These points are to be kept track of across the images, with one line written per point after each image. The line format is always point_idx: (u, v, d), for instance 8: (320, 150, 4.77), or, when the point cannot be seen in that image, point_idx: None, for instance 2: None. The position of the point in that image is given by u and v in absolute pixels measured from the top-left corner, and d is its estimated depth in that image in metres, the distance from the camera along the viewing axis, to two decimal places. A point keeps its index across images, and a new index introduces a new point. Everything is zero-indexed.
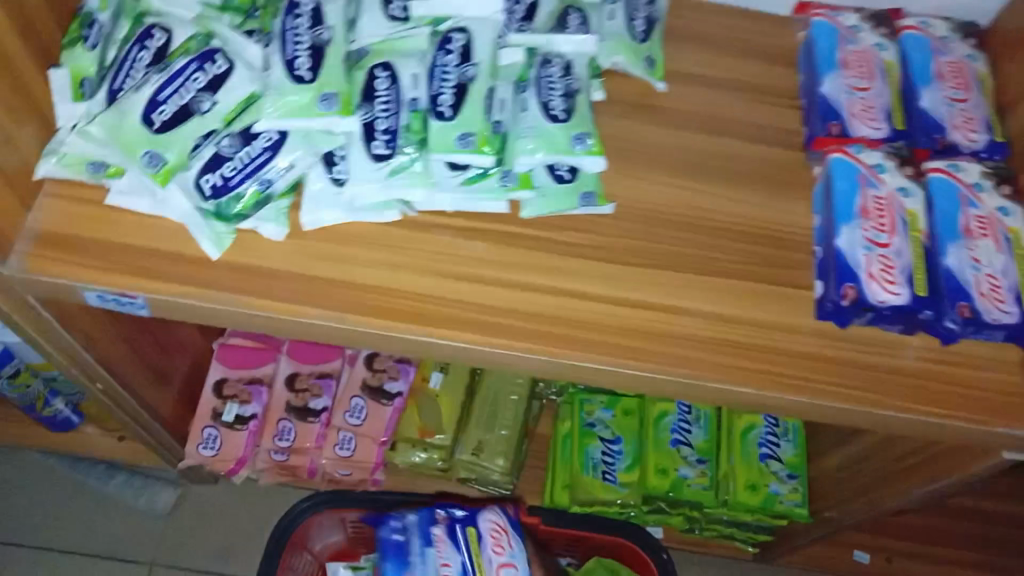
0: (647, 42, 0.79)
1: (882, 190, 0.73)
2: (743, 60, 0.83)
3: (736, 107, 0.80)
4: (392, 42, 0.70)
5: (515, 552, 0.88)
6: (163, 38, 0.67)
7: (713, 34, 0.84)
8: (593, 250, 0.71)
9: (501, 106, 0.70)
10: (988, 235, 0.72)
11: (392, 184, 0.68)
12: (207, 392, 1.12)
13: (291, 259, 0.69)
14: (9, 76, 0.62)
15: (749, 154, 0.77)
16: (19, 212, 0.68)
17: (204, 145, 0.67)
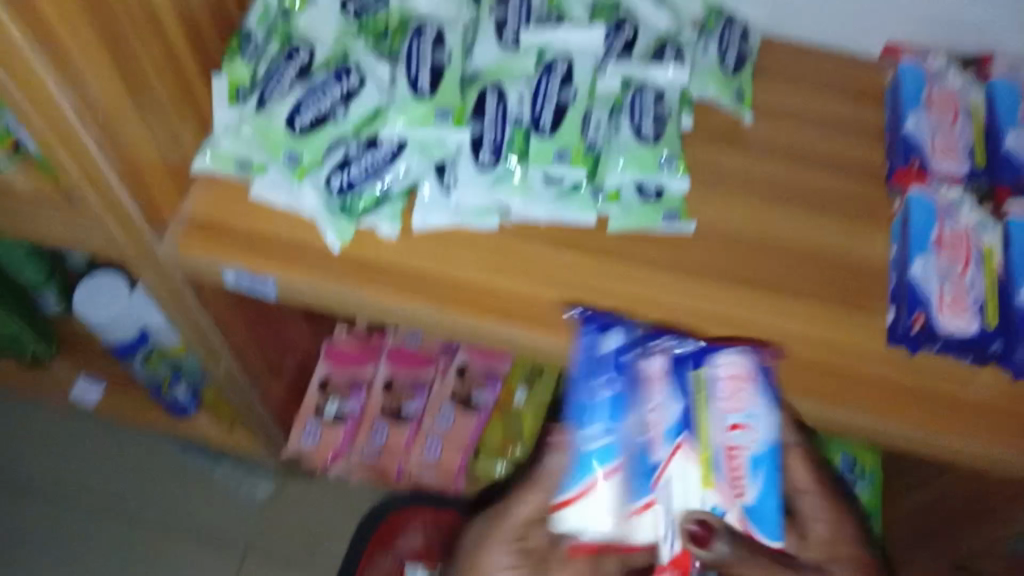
0: (737, 76, 0.85)
1: (958, 223, 0.76)
2: (831, 97, 0.87)
3: (824, 144, 0.84)
4: (498, 69, 0.77)
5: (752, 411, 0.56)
6: (306, 55, 0.77)
7: (802, 73, 0.89)
8: (674, 264, 0.77)
9: (594, 128, 0.77)
10: None
11: (494, 192, 0.75)
12: (313, 390, 1.20)
13: (403, 254, 0.77)
14: (177, 79, 0.74)
15: (830, 185, 0.82)
16: (176, 196, 0.79)
17: (336, 149, 0.75)
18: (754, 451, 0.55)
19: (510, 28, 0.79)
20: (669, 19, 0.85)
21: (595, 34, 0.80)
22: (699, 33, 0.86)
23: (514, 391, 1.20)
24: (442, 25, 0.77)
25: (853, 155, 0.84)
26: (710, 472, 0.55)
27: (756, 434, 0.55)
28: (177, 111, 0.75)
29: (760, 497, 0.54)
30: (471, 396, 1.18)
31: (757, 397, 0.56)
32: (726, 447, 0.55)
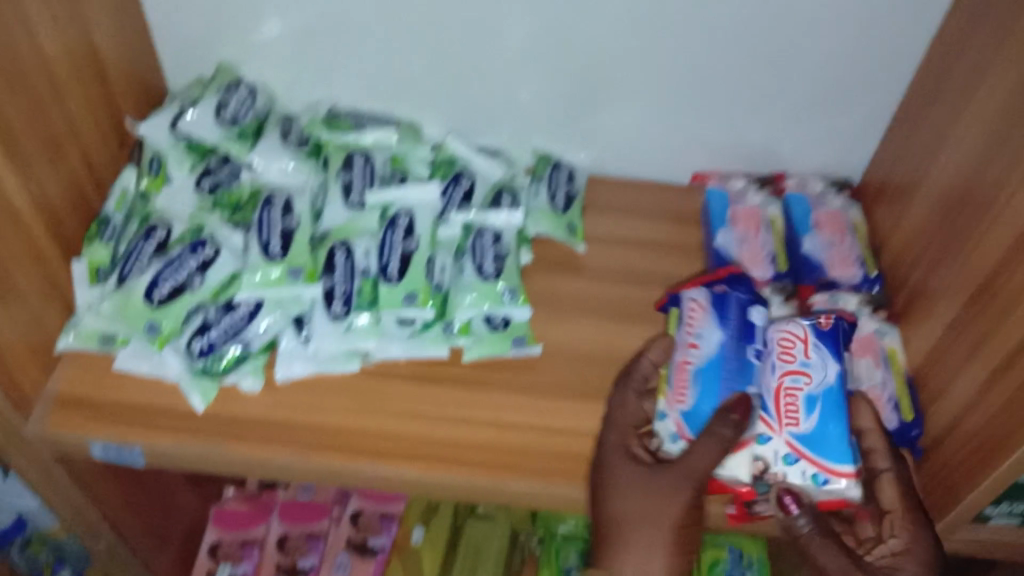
0: (568, 213, 0.96)
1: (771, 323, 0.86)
2: (653, 223, 0.99)
3: (651, 264, 0.95)
4: (345, 228, 0.85)
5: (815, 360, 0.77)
6: (164, 232, 0.84)
7: (626, 204, 1.01)
8: (529, 386, 0.84)
9: (438, 271, 0.85)
10: (866, 355, 0.85)
11: (350, 338, 0.82)
12: (202, 558, 1.17)
13: (266, 407, 0.81)
14: (39, 267, 0.78)
15: (659, 299, 0.92)
16: (42, 376, 0.81)
17: (194, 315, 0.81)
18: (815, 391, 0.76)
19: (355, 189, 0.88)
20: (500, 170, 0.96)
21: (431, 188, 0.89)
22: (529, 180, 0.98)
23: (411, 531, 1.17)
24: (289, 195, 0.86)
25: (677, 271, 0.94)
26: (758, 407, 0.76)
27: (814, 376, 0.76)
28: (38, 294, 0.78)
29: (821, 427, 0.74)
30: (367, 541, 1.16)
31: (818, 354, 0.77)
32: (788, 389, 0.76)
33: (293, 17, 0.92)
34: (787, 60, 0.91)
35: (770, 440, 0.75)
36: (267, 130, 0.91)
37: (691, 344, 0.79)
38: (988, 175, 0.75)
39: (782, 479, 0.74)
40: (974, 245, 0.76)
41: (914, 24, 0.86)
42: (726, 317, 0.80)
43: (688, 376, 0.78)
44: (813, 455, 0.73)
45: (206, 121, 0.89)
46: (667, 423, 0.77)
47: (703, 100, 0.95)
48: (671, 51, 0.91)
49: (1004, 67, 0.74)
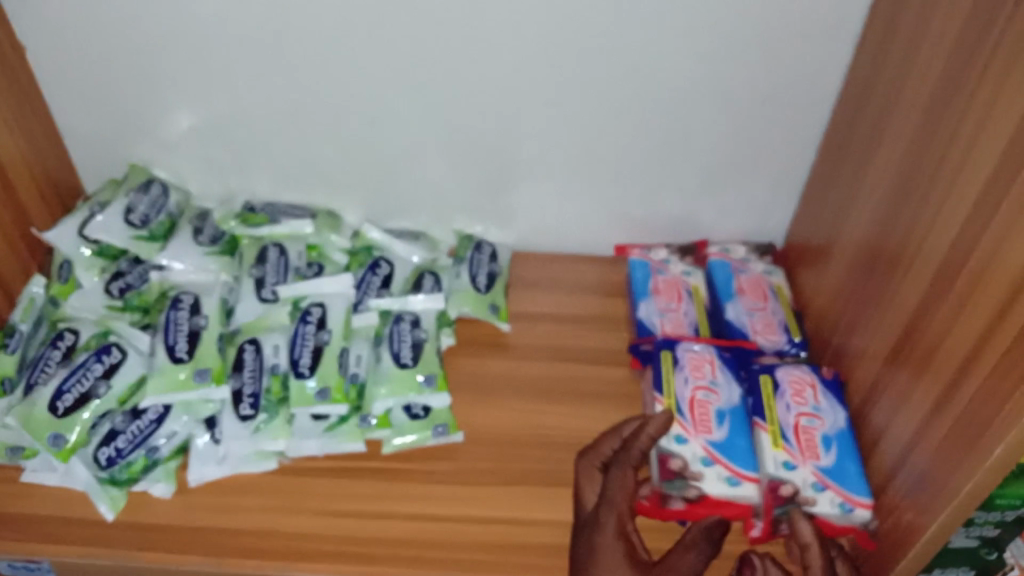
0: (493, 291, 0.95)
1: (719, 390, 0.84)
2: (579, 295, 0.99)
3: (577, 339, 0.94)
4: (256, 326, 0.86)
5: (824, 405, 0.82)
6: (71, 339, 0.84)
7: (551, 278, 1.01)
8: (452, 474, 0.81)
9: (351, 363, 0.86)
10: (809, 393, 0.83)
11: (259, 439, 0.81)
12: None
13: (179, 511, 0.78)
14: None
15: (585, 373, 0.90)
16: None
17: (100, 424, 0.80)
18: (829, 432, 0.80)
19: (268, 283, 0.90)
20: (418, 256, 0.97)
21: (347, 278, 0.90)
22: (452, 261, 0.98)
23: None
24: (197, 295, 0.88)
25: (603, 344, 0.93)
26: (778, 440, 0.80)
27: (827, 420, 0.81)
28: None
29: (839, 464, 0.77)
30: None
31: (826, 399, 0.82)
32: (808, 429, 0.80)
33: (206, 114, 0.93)
34: (697, 130, 0.92)
35: (795, 468, 0.78)
36: (178, 229, 0.94)
37: (708, 388, 0.84)
38: (891, 241, 0.75)
39: (812, 505, 0.76)
40: (883, 309, 0.76)
41: (815, 89, 0.88)
42: (736, 371, 0.86)
43: (710, 414, 0.81)
44: (836, 484, 0.76)
45: (113, 226, 0.91)
46: (692, 446, 0.79)
47: (618, 172, 0.96)
48: (582, 128, 0.92)
49: (896, 133, 0.75)
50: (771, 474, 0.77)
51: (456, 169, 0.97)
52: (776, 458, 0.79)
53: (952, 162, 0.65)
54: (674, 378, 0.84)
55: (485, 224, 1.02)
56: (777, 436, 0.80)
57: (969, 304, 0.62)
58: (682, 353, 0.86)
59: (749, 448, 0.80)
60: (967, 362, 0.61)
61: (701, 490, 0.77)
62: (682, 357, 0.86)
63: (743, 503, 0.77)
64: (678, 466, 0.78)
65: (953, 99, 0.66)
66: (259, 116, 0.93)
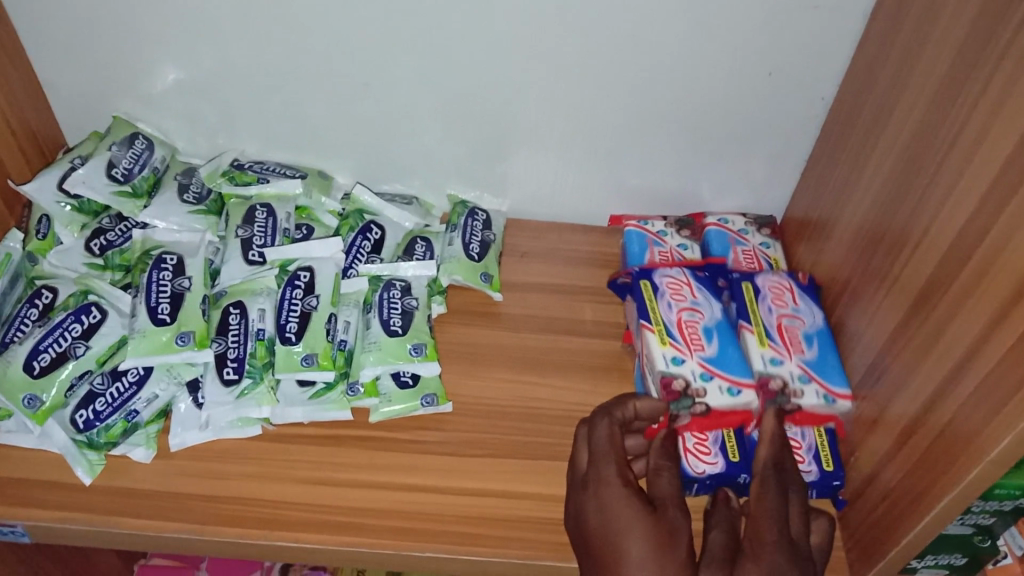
0: (485, 259, 0.93)
1: (702, 308, 0.85)
2: (572, 266, 0.97)
3: (570, 311, 0.92)
4: (241, 290, 0.84)
5: (803, 306, 0.87)
6: (49, 297, 0.82)
7: (544, 248, 0.99)
8: (440, 445, 0.79)
9: (337, 330, 0.84)
10: (787, 296, 0.87)
11: (242, 405, 0.78)
12: None
13: (161, 476, 0.76)
14: None
15: (577, 345, 0.89)
16: None
17: (79, 384, 0.78)
18: (811, 330, 0.85)
19: (254, 245, 0.87)
20: (410, 220, 0.94)
21: (336, 242, 0.88)
22: (444, 226, 0.96)
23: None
24: (180, 255, 0.85)
25: (596, 316, 0.92)
26: (764, 339, 0.84)
27: (807, 319, 0.86)
28: None
29: (821, 357, 0.82)
30: None
31: (804, 302, 0.87)
32: (791, 328, 0.85)
33: (192, 67, 0.90)
34: (700, 100, 0.90)
35: (783, 363, 0.82)
36: (163, 186, 0.91)
37: (691, 308, 0.85)
38: (898, 219, 0.73)
39: (799, 396, 0.80)
40: (887, 287, 0.74)
41: (824, 61, 0.86)
42: (713, 291, 0.88)
43: (698, 332, 0.83)
44: (819, 376, 0.81)
45: (94, 181, 0.88)
46: (689, 365, 0.81)
47: (618, 141, 0.94)
48: (582, 95, 0.89)
49: (906, 110, 0.73)
50: (760, 370, 0.81)
51: (450, 133, 0.94)
52: (762, 354, 0.83)
53: (965, 141, 0.63)
54: (657, 305, 0.85)
55: (479, 190, 1.00)
56: (763, 335, 0.84)
57: (979, 287, 0.60)
58: (660, 280, 0.87)
59: (740, 357, 0.82)
60: (975, 345, 0.60)
61: (708, 405, 0.78)
62: (660, 285, 0.87)
63: (745, 410, 0.79)
64: (682, 386, 0.79)
65: (974, 72, 0.63)
66: (248, 71, 0.90)
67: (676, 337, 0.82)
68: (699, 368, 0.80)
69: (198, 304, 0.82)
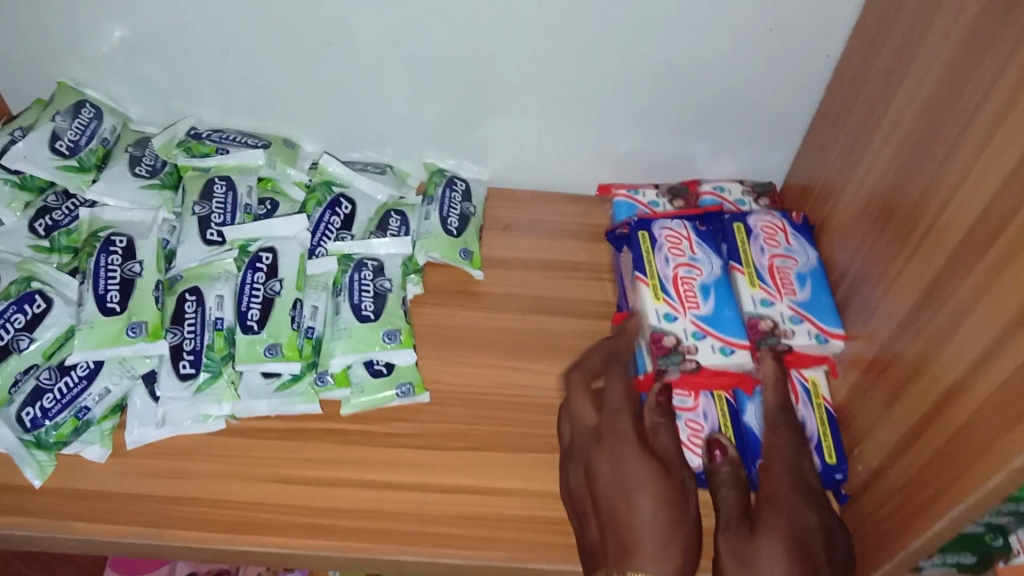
0: (464, 234, 0.86)
1: (698, 263, 0.81)
2: (558, 239, 0.90)
3: (556, 288, 0.86)
4: (197, 275, 0.78)
5: (796, 247, 0.83)
6: None
7: (528, 219, 0.92)
8: (416, 438, 0.74)
9: (302, 318, 0.77)
10: (781, 237, 0.84)
11: (199, 401, 0.73)
12: None
13: (115, 476, 0.70)
14: None
15: (563, 325, 0.83)
16: None
17: (25, 379, 0.72)
18: (802, 270, 0.82)
19: (213, 223, 0.80)
20: (383, 192, 0.88)
21: (301, 220, 0.82)
22: (421, 198, 0.89)
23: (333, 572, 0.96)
24: (131, 237, 0.79)
25: (583, 294, 0.86)
26: (755, 279, 0.80)
27: (799, 259, 0.83)
28: None
29: (814, 297, 0.80)
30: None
31: (797, 242, 0.84)
32: (783, 270, 0.82)
33: (139, 26, 0.82)
34: (695, 56, 0.82)
35: (774, 305, 0.79)
36: (113, 158, 0.84)
37: (688, 264, 0.81)
38: (916, 189, 0.66)
39: (790, 337, 0.77)
40: (902, 264, 0.68)
41: (829, 14, 0.78)
42: (713, 246, 0.83)
43: (693, 289, 0.79)
44: (811, 315, 0.78)
45: (34, 154, 0.81)
46: (683, 323, 0.77)
47: (606, 102, 0.87)
48: (566, 52, 0.82)
49: (921, 74, 0.67)
50: (750, 311, 0.78)
51: (423, 96, 0.87)
52: (752, 295, 0.79)
53: (990, 109, 0.57)
54: (653, 259, 0.81)
55: (458, 158, 0.93)
56: (753, 276, 0.81)
57: (1005, 274, 0.55)
58: (658, 232, 0.83)
59: (738, 317, 0.78)
60: (1000, 336, 0.54)
61: (698, 363, 0.75)
62: (659, 237, 0.83)
63: (740, 371, 0.76)
64: (672, 342, 0.75)
65: (1006, 24, 0.56)
66: (199, 30, 0.82)
67: (672, 293, 0.79)
68: (693, 325, 0.77)
69: (151, 290, 0.76)
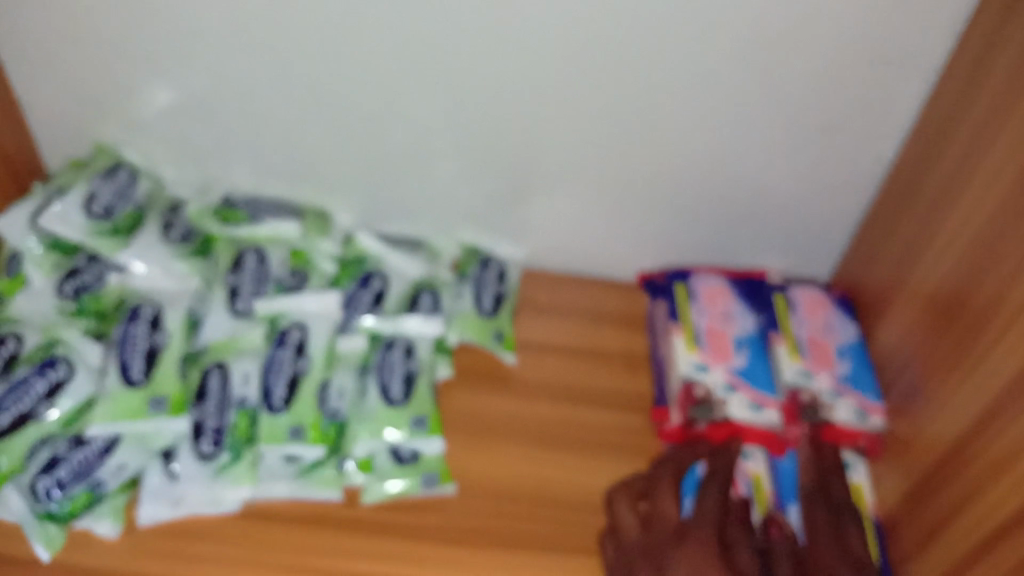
0: (495, 317, 0.85)
1: (734, 318, 0.83)
2: (591, 328, 0.88)
3: (588, 379, 0.83)
4: (224, 351, 0.76)
5: (836, 322, 0.84)
6: (12, 346, 0.73)
7: (562, 306, 0.90)
8: (439, 530, 0.70)
9: (327, 400, 0.76)
10: (821, 311, 0.85)
11: (218, 483, 0.70)
12: None
13: (123, 555, 0.67)
14: None
15: (595, 418, 0.80)
16: None
17: (40, 450, 0.69)
18: (842, 345, 0.82)
19: (243, 294, 0.80)
20: (417, 270, 0.86)
21: (332, 296, 0.80)
22: (454, 277, 0.88)
23: None
24: (160, 306, 0.77)
25: (617, 386, 0.83)
26: (795, 350, 0.81)
27: (840, 334, 0.83)
28: None
29: (855, 373, 0.80)
30: None
31: (838, 318, 0.85)
32: (822, 343, 0.82)
33: (184, 91, 0.82)
34: (743, 148, 0.81)
35: (814, 377, 0.79)
36: (144, 223, 0.83)
37: (724, 318, 0.83)
38: (982, 289, 0.64)
39: (830, 410, 0.77)
40: (963, 368, 0.65)
41: (884, 115, 0.77)
42: (751, 305, 0.85)
43: (728, 342, 0.81)
44: (851, 391, 0.79)
45: (70, 216, 0.80)
46: (716, 375, 0.79)
47: (652, 191, 0.85)
48: (616, 137, 0.81)
49: (983, 186, 0.66)
50: (789, 382, 0.79)
51: (467, 175, 0.86)
52: (791, 364, 0.80)
53: None
54: (689, 310, 0.84)
55: (496, 239, 0.91)
56: (793, 347, 0.82)
57: None
58: (697, 287, 0.86)
59: (770, 372, 0.80)
60: None
61: (728, 414, 0.76)
62: (697, 291, 0.86)
63: (768, 428, 0.76)
64: (703, 393, 0.77)
65: None
66: (246, 98, 0.82)
67: (707, 345, 0.81)
68: (726, 378, 0.79)
69: (177, 360, 0.75)
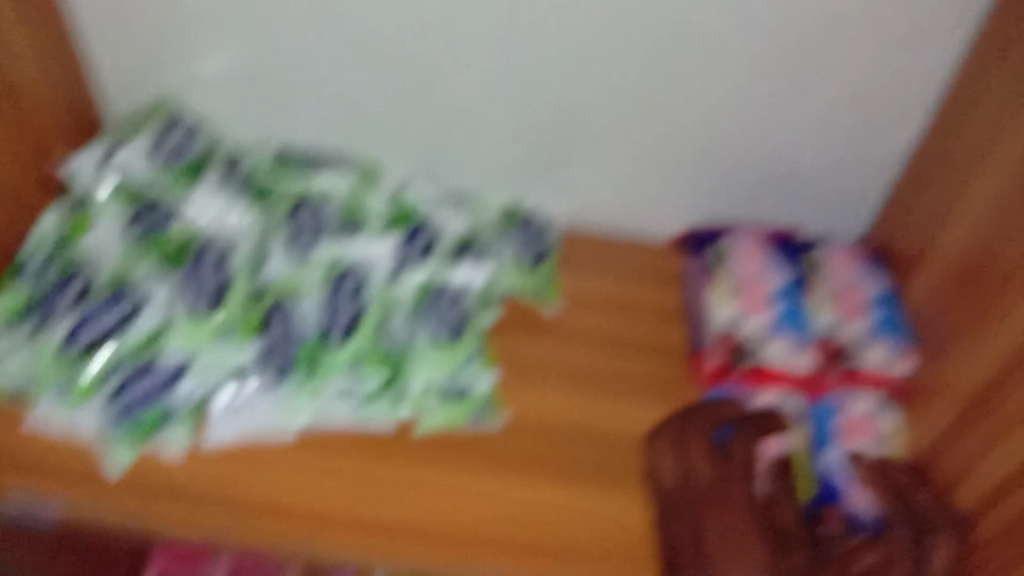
0: (537, 270, 0.90)
1: (766, 269, 0.88)
2: (630, 286, 0.93)
3: (625, 331, 0.87)
4: (286, 288, 0.81)
5: (868, 276, 0.88)
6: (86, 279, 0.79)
7: (600, 265, 0.95)
8: (491, 462, 0.74)
9: (384, 335, 0.80)
10: (851, 263, 0.90)
11: (281, 408, 0.74)
12: None
13: (192, 474, 0.70)
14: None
15: (640, 368, 0.83)
16: None
17: (114, 373, 0.73)
18: (875, 296, 0.86)
19: (303, 238, 0.84)
20: (465, 226, 0.90)
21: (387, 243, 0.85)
22: (498, 232, 0.92)
23: None
24: (224, 248, 0.83)
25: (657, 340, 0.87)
26: (827, 302, 0.86)
27: (872, 285, 0.87)
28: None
29: (888, 318, 0.84)
30: None
31: (871, 272, 0.89)
32: (854, 293, 0.87)
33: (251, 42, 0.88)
34: (769, 102, 0.89)
35: (845, 324, 0.84)
36: (205, 171, 0.88)
37: (760, 273, 0.87)
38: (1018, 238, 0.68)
39: (862, 353, 0.82)
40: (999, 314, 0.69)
41: (900, 72, 0.85)
42: (786, 259, 0.90)
43: (762, 293, 0.85)
44: (883, 334, 0.83)
45: (133, 164, 0.86)
46: (747, 322, 0.83)
47: (688, 145, 0.92)
48: (658, 92, 0.89)
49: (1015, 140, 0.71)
50: (822, 331, 0.83)
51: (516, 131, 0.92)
52: (822, 315, 0.84)
53: None
54: (724, 268, 0.89)
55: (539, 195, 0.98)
56: (824, 298, 0.86)
57: None
58: (733, 246, 0.91)
59: (802, 320, 0.84)
60: None
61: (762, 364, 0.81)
62: (733, 250, 0.90)
63: (798, 374, 0.81)
64: (739, 340, 0.82)
65: None
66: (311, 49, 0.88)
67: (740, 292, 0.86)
68: (760, 325, 0.83)
69: (243, 296, 0.80)
